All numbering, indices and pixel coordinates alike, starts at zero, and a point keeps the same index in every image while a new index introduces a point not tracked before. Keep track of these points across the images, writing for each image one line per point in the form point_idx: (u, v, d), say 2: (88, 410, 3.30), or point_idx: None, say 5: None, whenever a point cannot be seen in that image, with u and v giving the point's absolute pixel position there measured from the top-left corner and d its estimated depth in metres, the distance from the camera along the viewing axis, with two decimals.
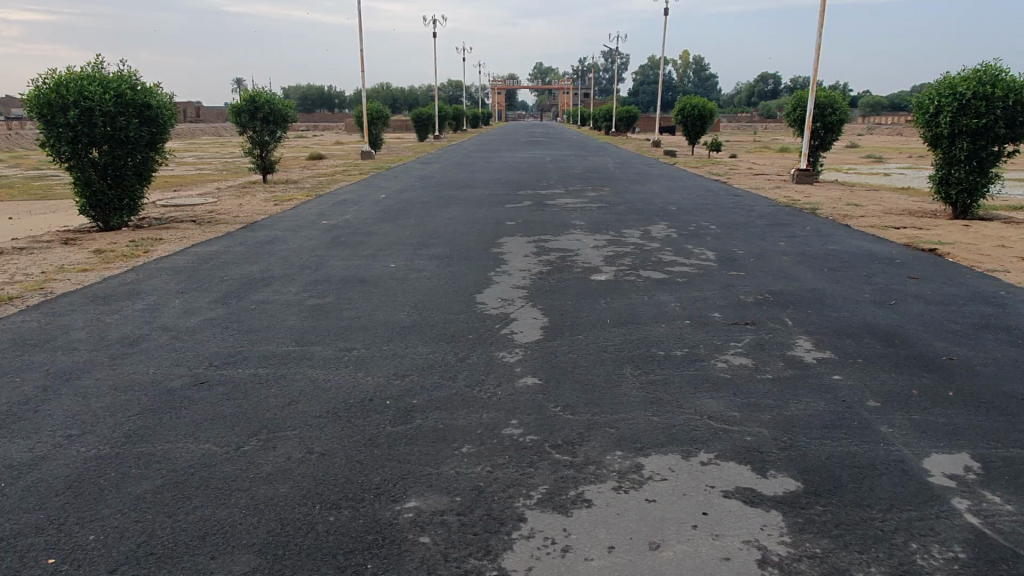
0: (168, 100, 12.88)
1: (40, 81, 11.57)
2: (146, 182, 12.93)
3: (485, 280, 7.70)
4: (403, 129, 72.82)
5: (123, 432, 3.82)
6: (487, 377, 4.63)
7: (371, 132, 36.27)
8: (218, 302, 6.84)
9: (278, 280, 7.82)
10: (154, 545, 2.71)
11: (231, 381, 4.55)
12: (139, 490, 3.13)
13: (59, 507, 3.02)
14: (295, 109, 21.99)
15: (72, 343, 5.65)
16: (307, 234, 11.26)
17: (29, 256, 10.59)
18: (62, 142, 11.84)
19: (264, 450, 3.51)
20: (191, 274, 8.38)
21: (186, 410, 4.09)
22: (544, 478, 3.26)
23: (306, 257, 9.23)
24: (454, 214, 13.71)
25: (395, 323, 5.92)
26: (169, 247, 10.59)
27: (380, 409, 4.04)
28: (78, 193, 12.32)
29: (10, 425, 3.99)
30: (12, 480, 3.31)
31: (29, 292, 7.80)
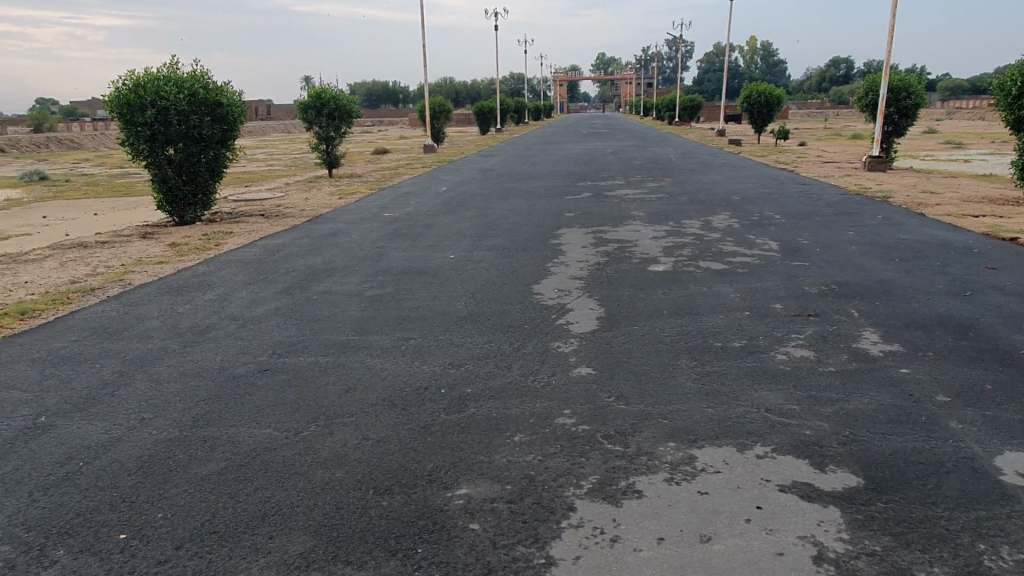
0: (238, 98, 13.31)
1: (120, 82, 12.12)
2: (218, 178, 13.42)
3: (542, 270, 7.72)
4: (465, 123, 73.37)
5: (191, 416, 3.99)
6: (541, 366, 4.65)
7: (433, 127, 36.68)
8: (283, 293, 7.05)
9: (340, 271, 8.02)
10: (217, 524, 2.83)
11: (293, 368, 4.69)
12: (204, 472, 3.27)
13: (131, 486, 3.18)
14: (359, 105, 22.41)
15: (147, 332, 5.93)
16: (369, 227, 11.49)
17: (110, 250, 11.13)
18: (140, 140, 12.39)
19: (322, 436, 3.61)
20: (258, 266, 8.67)
21: (250, 396, 4.25)
22: (595, 468, 3.25)
23: (368, 248, 9.42)
24: (513, 206, 13.75)
25: (452, 312, 5.99)
26: (238, 240, 10.97)
27: (435, 398, 4.10)
28: (155, 189, 12.88)
29: (90, 408, 4.22)
30: (90, 460, 3.50)
31: (110, 283, 8.20)
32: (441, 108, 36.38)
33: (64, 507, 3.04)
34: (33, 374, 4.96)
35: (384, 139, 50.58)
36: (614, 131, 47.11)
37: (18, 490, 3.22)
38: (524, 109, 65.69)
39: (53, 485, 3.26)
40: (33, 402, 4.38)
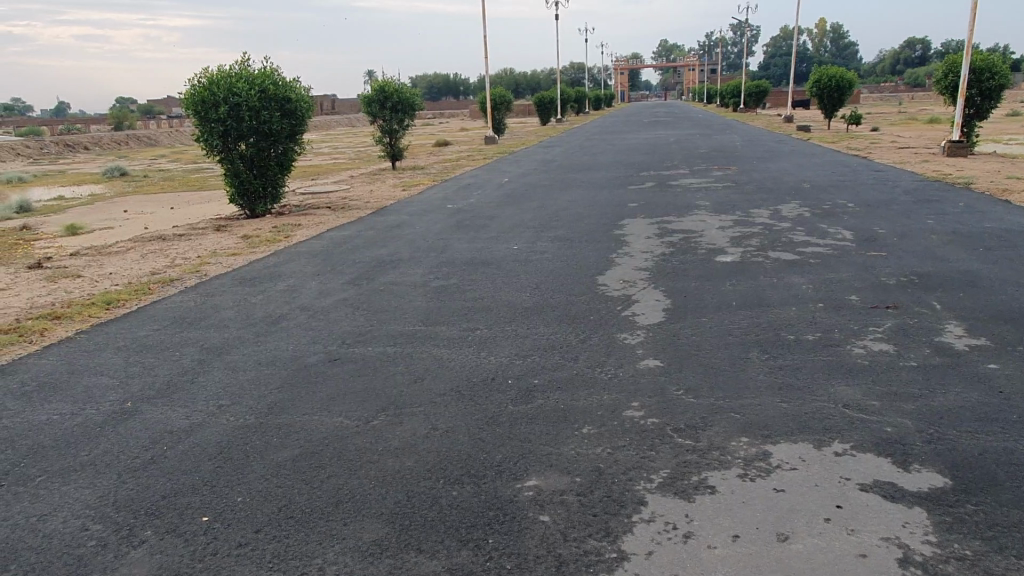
0: (306, 93, 13.61)
1: (195, 80, 12.55)
2: (287, 172, 13.77)
3: (606, 262, 7.64)
4: (524, 114, 73.40)
5: (266, 404, 4.11)
6: (608, 358, 4.60)
7: (494, 118, 36.78)
8: (351, 283, 7.19)
9: (406, 262, 8.12)
10: (293, 509, 2.90)
11: (362, 358, 4.78)
12: (280, 458, 3.36)
13: (212, 470, 3.30)
14: (421, 97, 22.61)
15: (223, 321, 6.13)
16: (433, 219, 11.60)
17: (187, 242, 11.56)
18: (214, 136, 12.81)
19: (392, 425, 3.67)
20: (326, 257, 8.85)
21: (321, 385, 4.34)
22: (666, 462, 3.19)
23: (433, 240, 9.50)
24: (575, 197, 13.65)
25: (517, 303, 6.00)
26: (307, 232, 11.24)
27: (501, 389, 4.11)
28: (228, 183, 13.30)
29: (171, 395, 4.39)
30: (173, 444, 3.65)
31: (188, 274, 8.52)
32: (502, 99, 36.37)
33: (151, 489, 3.17)
34: (119, 361, 5.19)
35: (447, 131, 51.00)
36: (676, 119, 46.36)
37: (108, 472, 3.38)
38: (583, 98, 65.16)
39: (140, 468, 3.40)
40: (119, 388, 4.59)
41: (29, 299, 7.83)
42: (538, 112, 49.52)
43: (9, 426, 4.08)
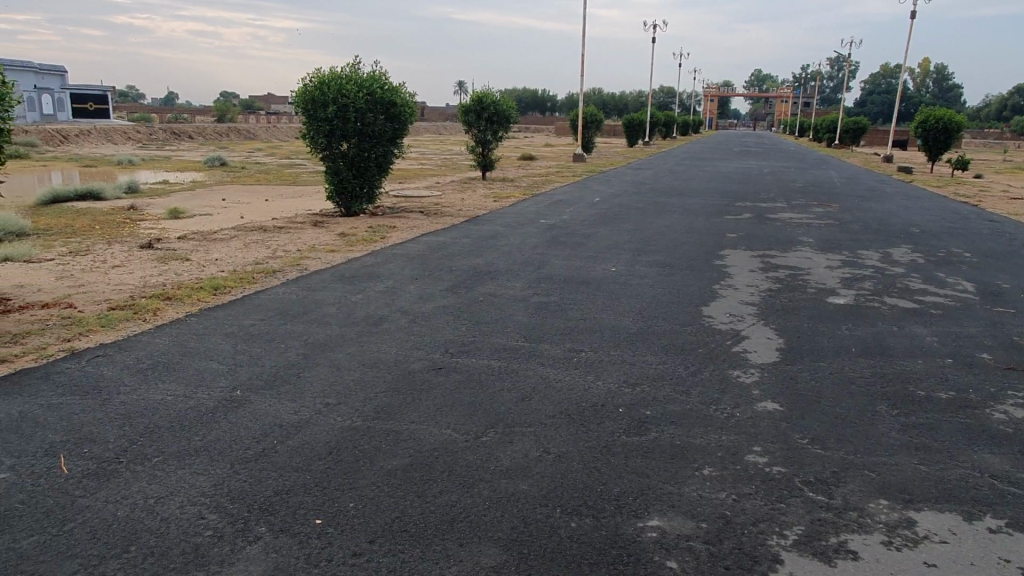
0: (411, 98, 13.80)
1: (308, 79, 12.96)
2: (385, 174, 13.98)
3: (709, 292, 7.38)
4: (612, 135, 73.27)
5: (373, 407, 4.07)
6: (724, 396, 4.36)
7: (585, 136, 36.74)
8: (450, 291, 7.18)
9: (504, 274, 8.07)
10: (406, 522, 2.82)
11: (467, 369, 4.71)
12: (390, 466, 3.29)
13: (321, 470, 3.26)
14: (517, 110, 22.67)
15: (325, 317, 6.20)
16: (527, 232, 11.55)
17: (287, 235, 11.87)
18: (320, 135, 13.17)
19: (502, 444, 3.56)
20: (424, 262, 8.90)
21: (427, 393, 4.29)
22: (798, 518, 2.96)
23: (529, 254, 9.43)
24: (670, 222, 13.36)
25: (621, 328, 5.83)
26: (402, 235, 11.36)
27: (612, 417, 3.94)
28: (329, 181, 13.63)
29: (279, 387, 4.42)
30: (284, 438, 3.64)
31: (289, 267, 8.70)
32: (594, 118, 36.15)
33: (263, 483, 3.15)
34: (229, 347, 5.29)
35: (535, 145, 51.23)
36: (769, 151, 45.16)
37: (221, 460, 3.39)
38: (673, 123, 64.36)
39: (252, 459, 3.40)
40: (228, 375, 4.66)
41: (141, 278, 8.14)
42: (627, 133, 49.18)
43: (127, 402, 4.18)
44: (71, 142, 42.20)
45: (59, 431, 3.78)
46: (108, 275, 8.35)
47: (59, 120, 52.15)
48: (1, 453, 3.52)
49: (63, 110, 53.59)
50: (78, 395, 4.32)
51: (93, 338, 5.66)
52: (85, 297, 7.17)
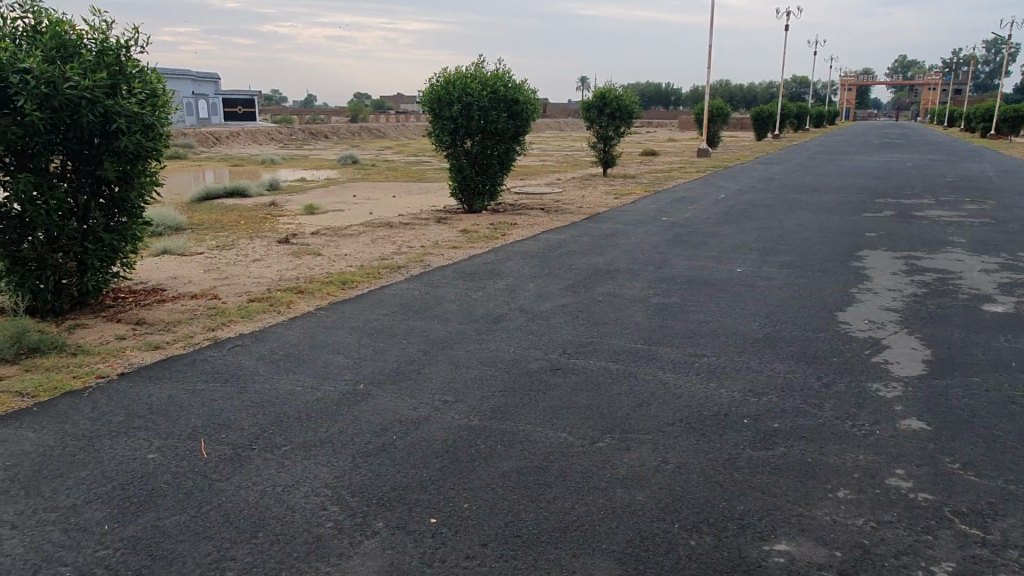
0: (534, 95, 13.81)
1: (433, 79, 13.31)
2: (507, 171, 14.09)
3: (845, 296, 6.91)
4: (739, 129, 70.62)
5: (489, 406, 4.08)
6: (861, 411, 4.04)
7: (711, 131, 35.60)
8: (568, 290, 7.11)
9: (624, 274, 7.92)
10: (520, 527, 2.79)
11: (584, 372, 4.63)
12: (504, 468, 3.28)
13: (438, 468, 3.29)
14: (640, 104, 22.22)
15: (447, 314, 6.30)
16: (648, 230, 11.29)
17: (412, 231, 12.24)
18: (445, 133, 13.49)
19: (619, 451, 3.46)
20: (543, 260, 8.89)
21: (543, 394, 4.25)
22: (948, 553, 2.68)
23: (650, 253, 9.21)
24: (802, 220, 12.66)
25: (747, 332, 5.56)
26: (522, 232, 11.41)
27: (736, 428, 3.74)
28: (453, 178, 13.93)
29: (400, 383, 4.53)
30: (403, 434, 3.72)
31: (412, 263, 8.95)
32: (720, 112, 34.79)
33: (382, 477, 3.22)
34: (354, 341, 5.49)
35: (658, 140, 50.06)
36: (913, 142, 41.88)
37: (344, 453, 3.50)
38: (806, 114, 60.99)
39: (372, 453, 3.49)
40: (352, 369, 4.83)
41: (278, 272, 8.63)
42: (756, 126, 47.28)
43: (261, 391, 4.42)
44: (222, 142, 45.64)
45: (200, 416, 4.04)
46: (249, 269, 8.92)
47: (212, 123, 56.55)
48: (151, 434, 3.81)
49: (215, 114, 58.02)
50: (218, 382, 4.62)
51: (234, 328, 6.04)
52: (229, 289, 7.68)
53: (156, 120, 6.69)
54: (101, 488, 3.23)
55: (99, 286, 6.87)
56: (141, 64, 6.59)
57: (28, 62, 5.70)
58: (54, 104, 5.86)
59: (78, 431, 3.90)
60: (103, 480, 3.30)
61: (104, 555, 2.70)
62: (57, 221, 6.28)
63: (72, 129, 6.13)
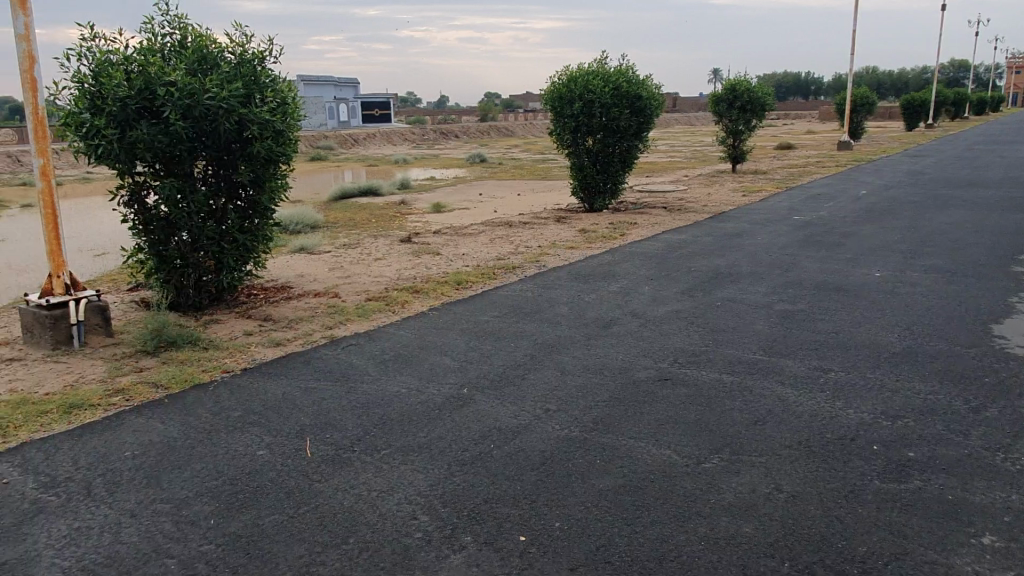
0: (658, 90, 13.37)
1: (556, 77, 13.21)
2: (629, 169, 13.77)
3: (1002, 306, 6.17)
4: (887, 119, 65.74)
5: (592, 417, 3.93)
6: (1016, 442, 3.55)
7: (855, 122, 33.32)
8: (686, 294, 6.80)
9: (747, 277, 7.49)
10: (612, 553, 2.64)
11: (696, 383, 4.38)
12: (601, 486, 3.12)
13: (533, 482, 3.19)
14: (774, 96, 21.09)
15: (557, 317, 6.20)
16: (778, 230, 10.66)
17: (531, 231, 12.22)
18: (566, 131, 13.37)
19: (727, 474, 3.21)
20: (661, 261, 8.59)
21: (649, 406, 4.05)
22: None
23: (778, 255, 8.67)
24: (955, 219, 11.52)
25: (882, 345, 5.07)
26: (642, 232, 11.10)
27: (862, 455, 3.38)
28: (574, 177, 13.80)
29: (504, 388, 4.47)
30: (500, 443, 3.64)
31: (528, 263, 8.90)
32: (864, 101, 32.46)
33: (475, 489, 3.16)
34: (463, 343, 5.50)
35: (795, 133, 47.49)
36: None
37: (441, 460, 3.47)
38: (965, 100, 55.82)
39: (468, 462, 3.44)
40: (458, 372, 4.82)
41: (397, 271, 8.83)
42: (907, 116, 43.78)
43: (368, 392, 4.49)
44: (360, 143, 47.86)
45: (309, 415, 4.15)
46: (370, 267, 9.20)
47: (351, 126, 59.39)
48: (264, 430, 3.96)
49: (354, 116, 60.91)
50: (331, 380, 4.76)
51: (350, 327, 6.22)
52: (349, 287, 7.95)
53: (286, 126, 6.99)
54: (212, 482, 3.37)
55: (234, 283, 7.27)
56: (273, 73, 6.92)
57: (173, 75, 6.07)
58: (195, 114, 6.22)
59: (200, 424, 4.11)
60: (214, 475, 3.44)
61: (206, 550, 2.80)
62: (198, 222, 6.71)
63: (211, 136, 6.51)
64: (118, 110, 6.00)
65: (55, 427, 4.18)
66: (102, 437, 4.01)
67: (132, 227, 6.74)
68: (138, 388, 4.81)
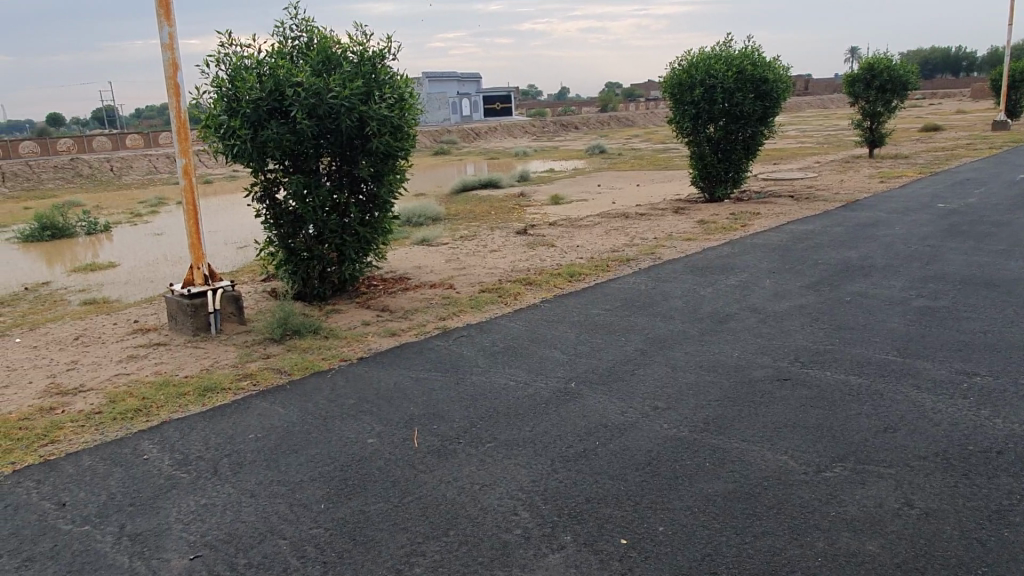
0: (786, 73, 12.68)
1: (676, 63, 12.82)
2: (753, 157, 13.16)
3: None
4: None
5: (703, 417, 3.76)
6: None
7: (1015, 100, 30.20)
8: (811, 288, 6.41)
9: (882, 270, 6.96)
10: (717, 563, 2.50)
11: (819, 384, 4.11)
12: (710, 490, 2.98)
13: (637, 482, 3.09)
14: (918, 74, 19.49)
15: (671, 311, 6.01)
16: (918, 219, 9.84)
17: (648, 222, 11.95)
18: (686, 119, 12.96)
19: (850, 485, 2.97)
20: (785, 253, 8.15)
21: (766, 407, 3.83)
22: None
23: (918, 247, 8.00)
24: None
25: None
26: (765, 223, 10.58)
27: (1011, 471, 3.03)
28: (694, 166, 13.36)
29: (612, 383, 4.37)
30: (605, 440, 3.56)
31: (643, 255, 8.70)
32: None
33: (577, 487, 3.10)
34: (573, 337, 5.43)
35: (942, 114, 43.70)
36: None
37: (544, 455, 3.44)
38: None
39: (571, 459, 3.38)
40: (567, 366, 4.76)
41: (511, 263, 8.88)
42: None
43: (476, 384, 4.53)
44: (482, 138, 48.59)
45: (418, 405, 4.24)
46: (485, 259, 9.30)
47: (472, 120, 60.44)
48: (375, 419, 4.07)
49: (476, 111, 61.88)
50: (441, 371, 4.84)
51: (463, 318, 6.30)
52: (464, 279, 8.07)
53: (404, 121, 7.17)
54: (325, 468, 3.50)
55: (355, 274, 7.56)
56: (392, 71, 7.11)
57: (299, 76, 6.36)
58: (319, 112, 6.49)
59: (317, 410, 4.30)
60: (326, 460, 3.57)
61: (315, 533, 2.90)
62: (323, 216, 7.02)
63: (333, 133, 6.78)
64: (250, 111, 6.36)
65: (191, 408, 4.51)
66: (230, 419, 4.27)
67: (264, 221, 7.15)
68: (264, 374, 5.10)
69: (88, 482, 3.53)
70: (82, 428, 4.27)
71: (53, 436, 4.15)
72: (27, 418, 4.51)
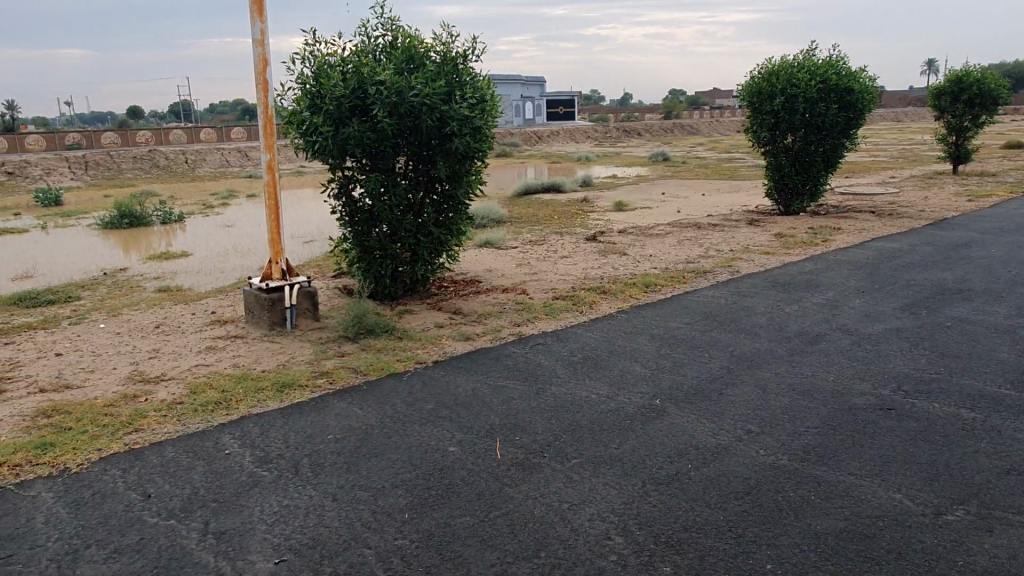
0: (873, 83, 12.18)
1: (756, 71, 12.43)
2: (834, 170, 12.67)
3: None
4: None
5: (802, 445, 3.54)
6: None
7: None
8: (906, 310, 6.06)
9: (982, 294, 6.54)
10: None
11: (926, 416, 3.83)
12: (819, 527, 2.78)
13: (738, 513, 2.91)
14: (1011, 88, 18.51)
15: (756, 328, 5.75)
16: (1016, 241, 9.28)
17: (721, 233, 11.62)
18: (764, 128, 12.55)
19: (977, 532, 2.72)
20: (872, 271, 7.77)
21: (870, 438, 3.58)
22: None
23: (1020, 271, 7.52)
24: None
25: None
26: (848, 238, 10.15)
27: None
28: (770, 177, 12.95)
29: (700, 402, 4.18)
30: (699, 464, 3.38)
31: (720, 268, 8.43)
32: None
33: (672, 513, 2.93)
34: (653, 350, 5.25)
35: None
36: None
37: (634, 476, 3.28)
38: None
39: (663, 482, 3.21)
40: (650, 381, 4.59)
41: (584, 270, 8.72)
42: None
43: (556, 395, 4.39)
44: (545, 141, 48.52)
45: (499, 414, 4.13)
46: (557, 265, 9.17)
47: (536, 124, 60.40)
48: (455, 426, 3.97)
49: (540, 114, 61.85)
50: (519, 379, 4.72)
51: (538, 325, 6.18)
52: (536, 284, 7.95)
53: (484, 122, 7.08)
54: (407, 475, 3.42)
55: (428, 274, 7.52)
56: (474, 72, 7.04)
57: (383, 75, 6.35)
58: (401, 111, 6.47)
59: (395, 414, 4.23)
60: (408, 467, 3.49)
61: (400, 545, 2.82)
62: (398, 216, 7.00)
63: (413, 133, 6.75)
64: (333, 108, 6.38)
65: (269, 404, 4.50)
66: (309, 418, 4.25)
67: (340, 218, 7.18)
68: (340, 372, 5.07)
69: (174, 475, 3.53)
70: (165, 418, 4.30)
71: (137, 425, 4.19)
72: (112, 404, 4.58)
